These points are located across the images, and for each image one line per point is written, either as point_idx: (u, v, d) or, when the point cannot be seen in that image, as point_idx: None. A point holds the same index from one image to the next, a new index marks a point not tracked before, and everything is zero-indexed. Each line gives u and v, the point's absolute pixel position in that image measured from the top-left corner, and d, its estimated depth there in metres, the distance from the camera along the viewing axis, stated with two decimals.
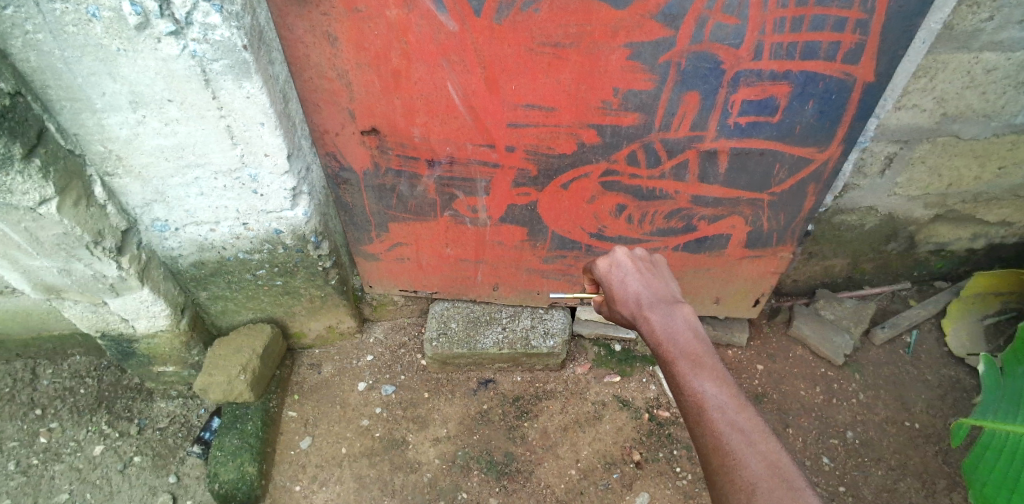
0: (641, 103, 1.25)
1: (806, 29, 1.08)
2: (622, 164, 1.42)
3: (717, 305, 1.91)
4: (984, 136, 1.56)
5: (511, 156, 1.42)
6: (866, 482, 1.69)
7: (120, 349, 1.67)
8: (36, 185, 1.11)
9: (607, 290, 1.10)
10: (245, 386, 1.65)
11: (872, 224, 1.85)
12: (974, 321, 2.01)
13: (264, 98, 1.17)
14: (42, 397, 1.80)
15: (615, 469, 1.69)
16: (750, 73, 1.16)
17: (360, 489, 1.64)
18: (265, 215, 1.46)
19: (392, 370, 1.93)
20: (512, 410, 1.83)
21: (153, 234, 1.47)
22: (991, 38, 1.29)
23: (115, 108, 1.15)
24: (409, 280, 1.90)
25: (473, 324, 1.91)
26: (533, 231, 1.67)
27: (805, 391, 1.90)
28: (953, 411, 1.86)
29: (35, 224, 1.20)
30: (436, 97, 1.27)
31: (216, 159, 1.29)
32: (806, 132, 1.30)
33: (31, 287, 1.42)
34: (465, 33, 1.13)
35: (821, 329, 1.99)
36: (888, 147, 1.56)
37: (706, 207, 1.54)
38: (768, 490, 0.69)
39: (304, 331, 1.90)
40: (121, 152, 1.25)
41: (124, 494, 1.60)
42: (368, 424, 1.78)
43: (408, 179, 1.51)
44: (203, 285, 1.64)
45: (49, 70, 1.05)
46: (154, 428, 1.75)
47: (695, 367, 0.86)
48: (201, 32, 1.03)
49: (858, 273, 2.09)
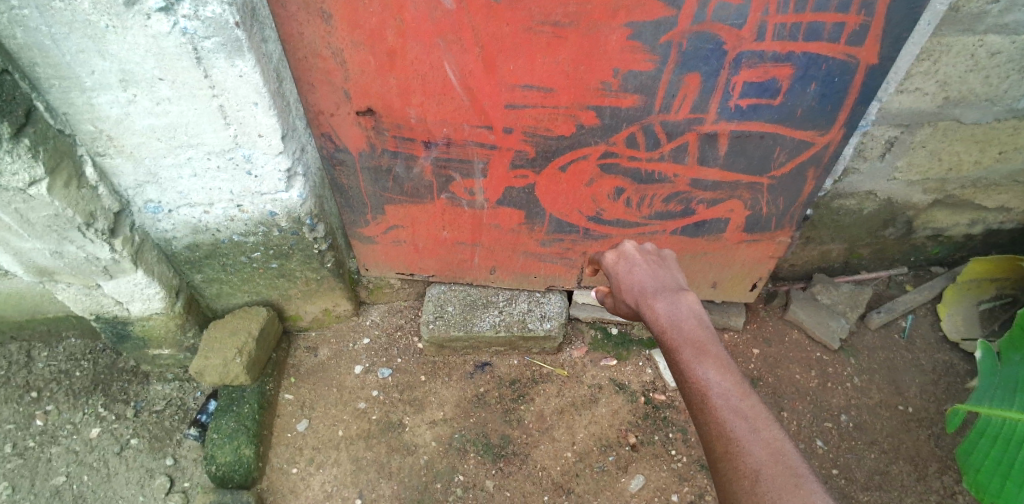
0: (640, 84, 1.23)
1: (809, 10, 1.05)
2: (621, 146, 1.41)
3: (714, 289, 1.91)
4: (985, 121, 1.54)
5: (508, 139, 1.40)
6: (858, 465, 1.71)
7: (115, 332, 1.66)
8: (26, 165, 1.10)
9: (615, 281, 1.11)
10: (240, 369, 1.64)
11: (870, 209, 1.85)
12: (970, 305, 2.03)
13: (257, 77, 1.15)
14: (37, 380, 1.80)
15: (611, 451, 1.70)
16: (751, 55, 1.14)
17: (356, 472, 1.65)
18: (260, 196, 1.44)
19: (389, 353, 1.93)
20: (508, 393, 1.83)
21: (146, 216, 1.45)
22: (996, 21, 1.28)
23: (105, 87, 1.12)
24: (405, 263, 1.89)
25: (470, 308, 1.91)
26: (530, 214, 1.66)
27: (800, 376, 1.91)
28: (947, 396, 1.87)
29: (25, 205, 1.18)
30: (432, 77, 1.25)
31: (208, 139, 1.27)
32: (806, 116, 1.28)
33: (23, 269, 1.40)
34: (462, 12, 1.10)
35: (818, 314, 1.99)
36: (889, 131, 1.55)
37: (705, 191, 1.53)
38: (771, 476, 0.69)
39: (299, 313, 1.89)
40: (113, 132, 1.22)
41: (121, 476, 1.61)
42: (365, 407, 1.79)
43: (404, 160, 1.50)
44: (198, 267, 1.63)
45: (37, 48, 1.03)
46: (150, 411, 1.75)
47: (700, 354, 0.85)
48: (191, 8, 1.00)
49: (856, 257, 2.09)
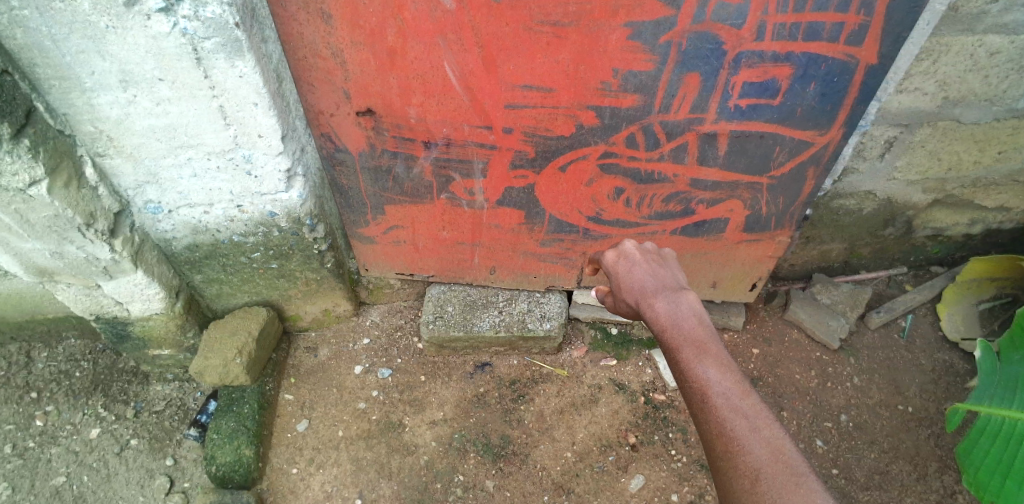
0: (640, 84, 1.23)
1: (809, 10, 1.05)
2: (621, 146, 1.41)
3: (714, 289, 1.91)
4: (985, 120, 1.54)
5: (508, 138, 1.40)
6: (858, 464, 1.71)
7: (115, 332, 1.66)
8: (26, 165, 1.10)
9: (615, 280, 1.11)
10: (240, 369, 1.64)
11: (870, 209, 1.85)
12: (969, 304, 2.03)
13: (257, 77, 1.15)
14: (36, 380, 1.80)
15: (611, 451, 1.70)
16: (751, 54, 1.15)
17: (356, 472, 1.65)
18: (259, 197, 1.44)
19: (389, 353, 1.93)
20: (508, 393, 1.83)
21: (146, 216, 1.45)
22: (995, 20, 1.28)
23: (105, 87, 1.12)
24: (405, 263, 1.90)
25: (470, 308, 1.90)
26: (530, 214, 1.66)
27: (799, 375, 1.91)
28: (947, 396, 1.87)
29: (26, 205, 1.18)
30: (432, 76, 1.25)
31: (208, 139, 1.27)
32: (806, 115, 1.28)
33: (23, 270, 1.40)
34: (462, 11, 1.10)
35: (818, 313, 1.99)
36: (888, 131, 1.55)
37: (705, 191, 1.53)
38: (771, 475, 0.69)
39: (299, 314, 1.89)
40: (113, 133, 1.22)
41: (121, 477, 1.61)
42: (365, 407, 1.79)
43: (404, 160, 1.50)
44: (197, 268, 1.63)
45: (37, 48, 1.03)
46: (150, 411, 1.75)
47: (700, 353, 0.85)
48: (191, 8, 1.00)
49: (856, 257, 2.09)
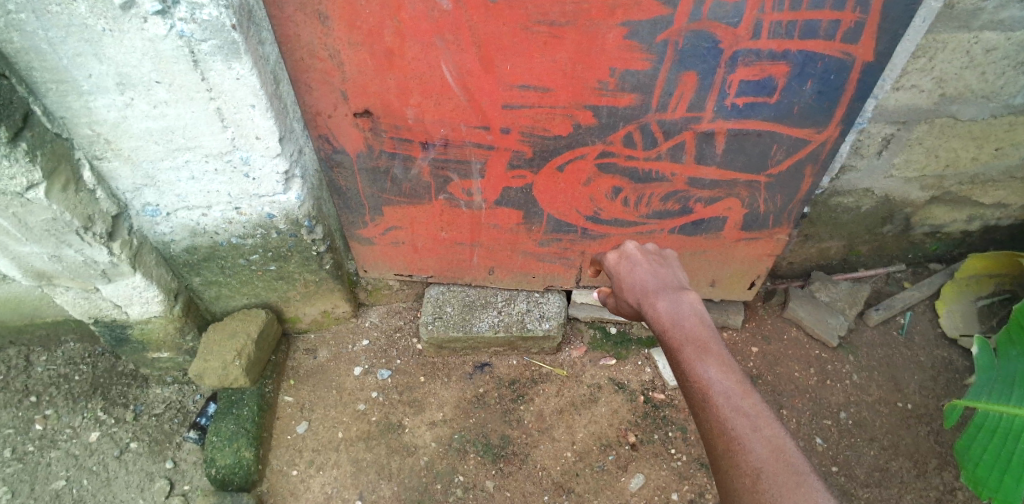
0: (638, 82, 1.23)
1: (806, 8, 1.06)
2: (618, 146, 1.41)
3: (713, 288, 1.91)
4: (982, 117, 1.55)
5: (506, 138, 1.40)
6: (858, 461, 1.71)
7: (113, 336, 1.66)
8: (24, 169, 1.10)
9: (617, 280, 1.11)
10: (240, 371, 1.65)
11: (869, 205, 1.85)
12: (969, 301, 2.03)
13: (254, 79, 1.15)
14: (36, 384, 1.79)
15: (611, 450, 1.70)
16: (748, 53, 1.15)
17: (356, 473, 1.65)
18: (257, 198, 1.44)
19: (388, 354, 1.93)
20: (507, 393, 1.83)
21: (144, 219, 1.45)
22: (991, 17, 1.28)
23: (102, 90, 1.12)
24: (404, 264, 1.89)
25: (468, 309, 1.90)
26: (528, 214, 1.66)
27: (799, 373, 1.91)
28: (946, 392, 1.87)
29: (23, 209, 1.18)
30: (430, 77, 1.25)
31: (206, 142, 1.27)
32: (804, 113, 1.29)
33: (21, 273, 1.40)
34: (459, 11, 1.10)
35: (817, 311, 2.00)
36: (886, 128, 1.55)
37: (703, 190, 1.53)
38: (772, 474, 0.69)
39: (298, 315, 1.89)
40: (110, 136, 1.22)
41: (121, 480, 1.61)
42: (364, 408, 1.79)
43: (402, 161, 1.50)
44: (196, 270, 1.63)
45: (34, 51, 1.02)
46: (150, 414, 1.75)
47: (701, 352, 0.85)
48: (188, 11, 1.00)
49: (854, 254, 2.09)
